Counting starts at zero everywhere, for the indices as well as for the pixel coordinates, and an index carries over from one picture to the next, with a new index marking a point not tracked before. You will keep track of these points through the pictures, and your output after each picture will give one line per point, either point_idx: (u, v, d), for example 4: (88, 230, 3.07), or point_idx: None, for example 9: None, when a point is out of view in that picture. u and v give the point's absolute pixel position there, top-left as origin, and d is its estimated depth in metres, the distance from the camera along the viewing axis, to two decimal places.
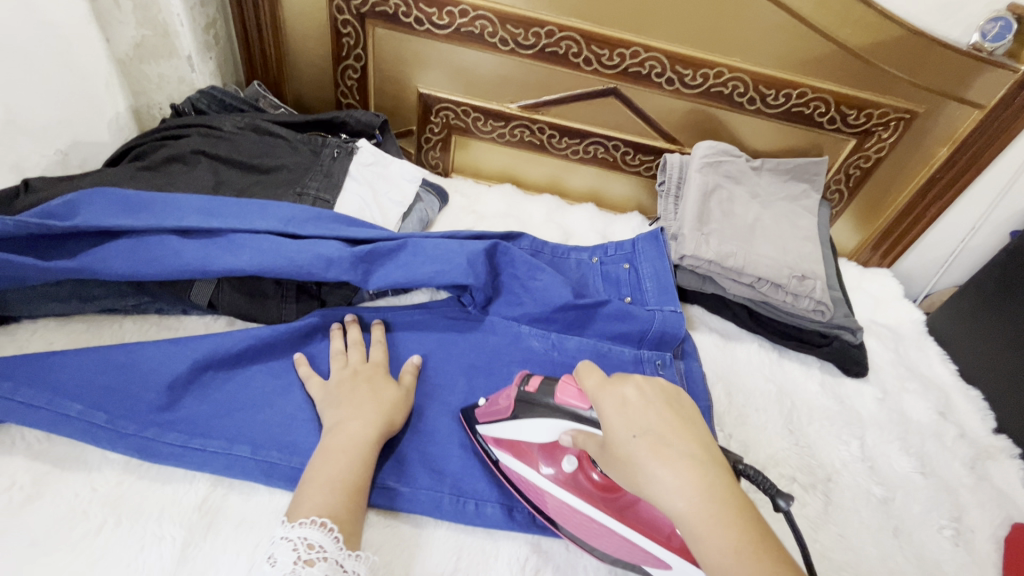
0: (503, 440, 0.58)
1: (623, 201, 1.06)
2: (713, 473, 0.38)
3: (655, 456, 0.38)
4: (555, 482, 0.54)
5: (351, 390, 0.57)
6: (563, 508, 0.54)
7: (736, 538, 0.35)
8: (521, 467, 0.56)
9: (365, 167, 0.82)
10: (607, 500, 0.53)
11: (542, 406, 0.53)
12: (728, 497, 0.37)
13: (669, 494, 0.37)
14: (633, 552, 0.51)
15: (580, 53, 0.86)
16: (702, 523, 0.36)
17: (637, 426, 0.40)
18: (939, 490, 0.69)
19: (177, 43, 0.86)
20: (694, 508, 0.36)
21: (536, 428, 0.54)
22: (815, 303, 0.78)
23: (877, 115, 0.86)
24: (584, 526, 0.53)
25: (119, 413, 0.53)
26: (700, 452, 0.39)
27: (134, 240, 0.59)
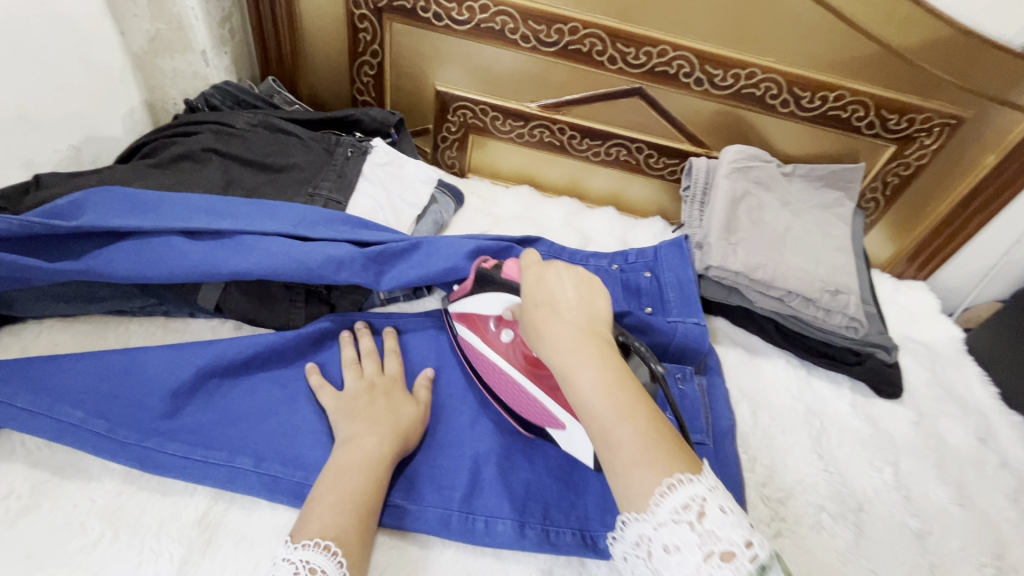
0: (461, 311, 0.65)
1: (645, 205, 1.02)
2: (596, 339, 0.43)
3: (549, 321, 0.44)
4: (491, 347, 0.61)
5: (368, 405, 0.55)
6: (494, 367, 0.60)
7: (604, 381, 0.40)
8: (471, 336, 0.63)
9: (378, 167, 0.79)
10: (533, 369, 0.58)
11: (490, 280, 0.61)
12: (604, 354, 0.42)
13: (549, 346, 0.43)
14: (540, 414, 0.57)
15: (604, 51, 0.82)
16: (571, 364, 0.41)
17: (541, 298, 0.47)
18: (979, 523, 0.65)
19: (191, 37, 0.83)
20: (567, 355, 0.42)
21: (485, 300, 0.61)
22: (848, 319, 0.74)
23: (920, 120, 0.81)
24: (506, 385, 0.60)
25: (119, 421, 0.51)
26: (589, 322, 0.44)
27: (141, 241, 0.57)
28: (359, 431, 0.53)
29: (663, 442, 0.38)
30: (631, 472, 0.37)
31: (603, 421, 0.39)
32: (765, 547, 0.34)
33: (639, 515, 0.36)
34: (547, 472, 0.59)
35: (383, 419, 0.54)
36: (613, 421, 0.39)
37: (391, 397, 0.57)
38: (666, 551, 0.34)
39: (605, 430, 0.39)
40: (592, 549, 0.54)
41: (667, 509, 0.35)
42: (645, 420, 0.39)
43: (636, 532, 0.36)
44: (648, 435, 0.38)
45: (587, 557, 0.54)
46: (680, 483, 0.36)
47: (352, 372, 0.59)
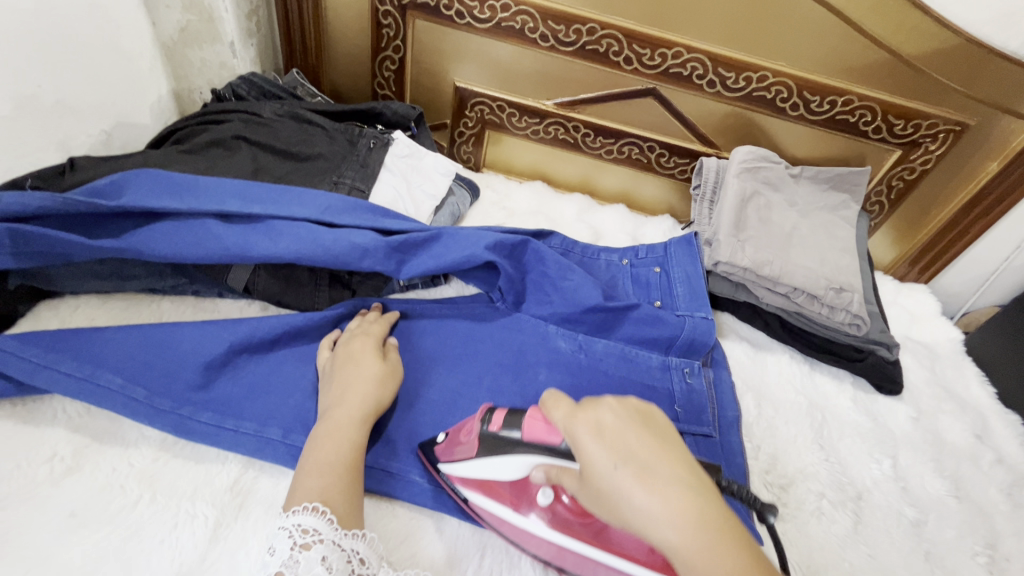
0: (473, 479, 0.53)
1: (654, 203, 1.05)
2: (707, 499, 0.34)
3: (645, 489, 0.34)
4: (530, 516, 0.51)
5: (350, 368, 0.57)
6: (533, 536, 0.51)
7: (742, 568, 0.32)
8: (494, 506, 0.52)
9: (400, 159, 0.82)
10: (586, 527, 0.49)
11: (501, 437, 0.52)
12: (728, 523, 0.33)
13: (658, 525, 0.33)
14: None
15: (621, 52, 0.85)
16: (699, 555, 0.32)
17: (617, 453, 0.36)
18: (973, 515, 0.67)
19: (220, 29, 0.86)
20: (687, 542, 0.32)
21: (505, 467, 0.50)
22: (851, 316, 0.76)
23: (925, 126, 0.83)
24: (560, 553, 0.50)
25: (157, 390, 0.54)
26: (693, 477, 0.35)
27: (178, 222, 0.60)
28: (342, 393, 0.54)
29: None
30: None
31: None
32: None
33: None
34: None
35: (356, 383, 0.55)
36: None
37: (363, 358, 0.58)
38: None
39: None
40: None
41: None
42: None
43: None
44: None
45: None
46: None
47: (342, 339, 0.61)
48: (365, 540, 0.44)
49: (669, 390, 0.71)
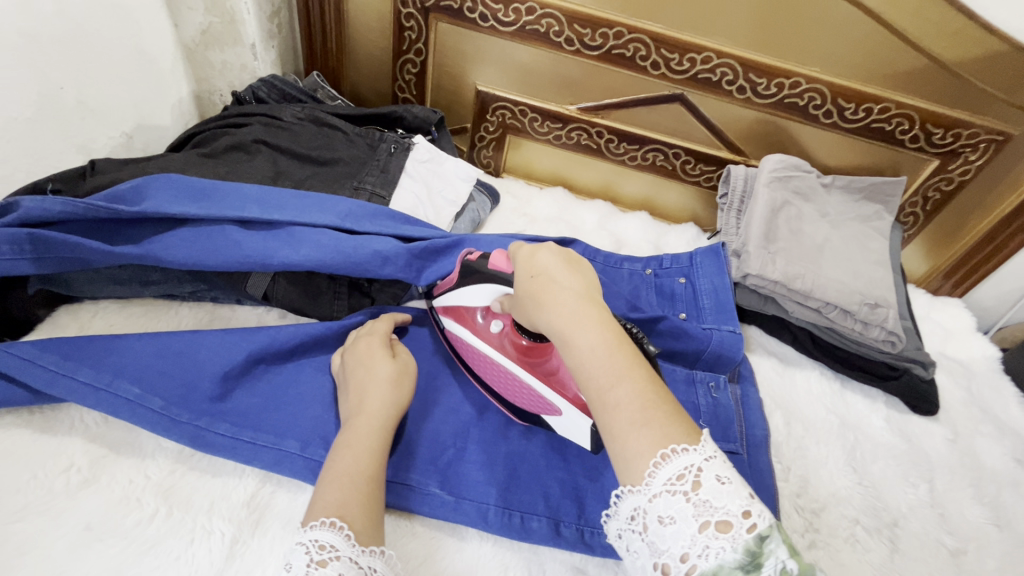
0: (449, 304, 0.64)
1: (677, 211, 1.02)
2: (595, 301, 0.42)
3: (544, 286, 0.43)
4: (480, 339, 0.60)
5: (360, 370, 0.54)
6: (483, 356, 0.61)
7: (604, 344, 0.39)
8: (460, 329, 0.63)
9: (420, 164, 0.80)
10: (524, 359, 0.58)
11: (474, 275, 0.58)
12: (604, 317, 0.41)
13: (548, 311, 0.41)
14: (534, 402, 0.57)
15: (648, 56, 0.82)
16: (569, 327, 0.40)
17: (536, 268, 0.45)
18: (1015, 545, 0.64)
19: (242, 31, 0.85)
20: (566, 320, 0.40)
21: (469, 294, 0.59)
22: (886, 333, 0.73)
23: (966, 136, 0.80)
24: (498, 373, 0.60)
25: (173, 401, 0.53)
26: (588, 288, 0.43)
27: (198, 228, 0.59)
28: (357, 400, 0.52)
29: (660, 403, 0.37)
30: (627, 430, 0.36)
31: (604, 388, 0.38)
32: (764, 515, 0.33)
33: (633, 482, 0.35)
34: (583, 472, 0.59)
35: (368, 386, 0.52)
36: (612, 384, 0.38)
37: (375, 360, 0.55)
38: (661, 522, 0.34)
39: (602, 394, 0.38)
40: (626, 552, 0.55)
41: (661, 480, 0.34)
42: (644, 381, 0.38)
43: (631, 501, 0.36)
44: (646, 397, 0.37)
45: (623, 561, 0.54)
46: (675, 452, 0.35)
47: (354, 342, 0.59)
48: (381, 559, 0.40)
49: (694, 404, 0.68)
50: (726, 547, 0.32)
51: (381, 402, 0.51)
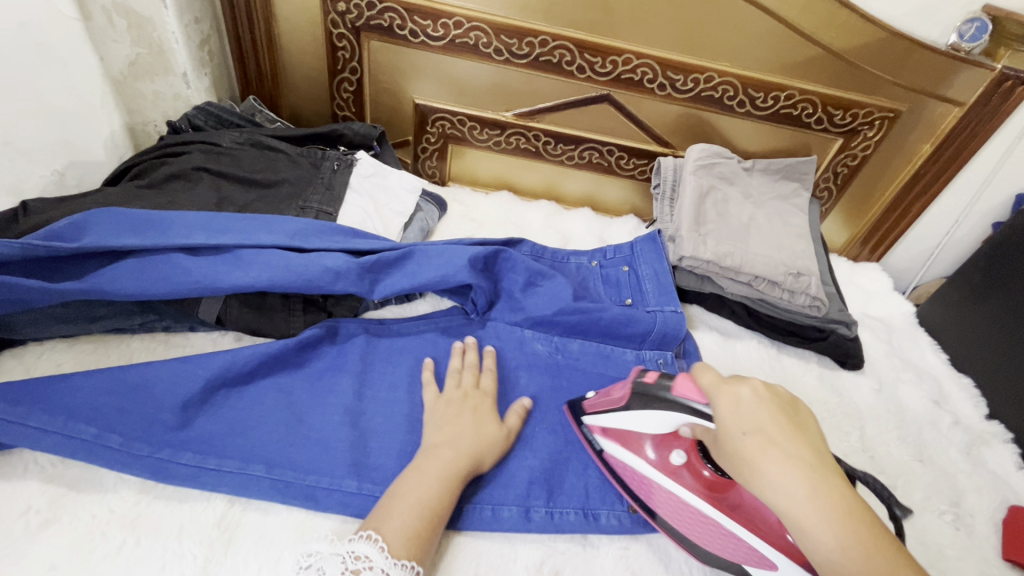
0: (611, 429, 0.61)
1: (618, 204, 1.08)
2: (828, 482, 0.39)
3: (754, 448, 0.41)
4: (665, 471, 0.56)
5: (458, 415, 0.59)
6: (669, 494, 0.55)
7: (851, 542, 0.36)
8: (628, 456, 0.59)
9: (365, 178, 0.83)
10: (719, 499, 0.54)
11: (657, 400, 0.54)
12: (841, 502, 0.38)
13: (783, 496, 0.39)
14: (739, 550, 0.52)
15: (573, 61, 0.88)
16: (808, 522, 0.37)
17: (750, 427, 0.42)
18: (938, 476, 0.71)
19: (173, 60, 0.85)
20: (803, 509, 0.38)
21: (646, 420, 0.56)
22: (810, 299, 0.80)
23: (862, 115, 0.89)
24: (688, 517, 0.55)
25: (133, 435, 0.53)
26: (818, 459, 0.40)
27: (142, 259, 0.59)
28: (453, 436, 0.56)
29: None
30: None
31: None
32: None
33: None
34: (548, 457, 0.62)
35: (467, 435, 0.57)
36: None
37: (483, 418, 0.60)
38: None
39: None
40: (593, 525, 0.58)
41: None
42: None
43: None
44: None
45: (590, 532, 0.57)
46: None
47: (453, 380, 0.64)
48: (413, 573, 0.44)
49: None
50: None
51: (475, 451, 0.56)
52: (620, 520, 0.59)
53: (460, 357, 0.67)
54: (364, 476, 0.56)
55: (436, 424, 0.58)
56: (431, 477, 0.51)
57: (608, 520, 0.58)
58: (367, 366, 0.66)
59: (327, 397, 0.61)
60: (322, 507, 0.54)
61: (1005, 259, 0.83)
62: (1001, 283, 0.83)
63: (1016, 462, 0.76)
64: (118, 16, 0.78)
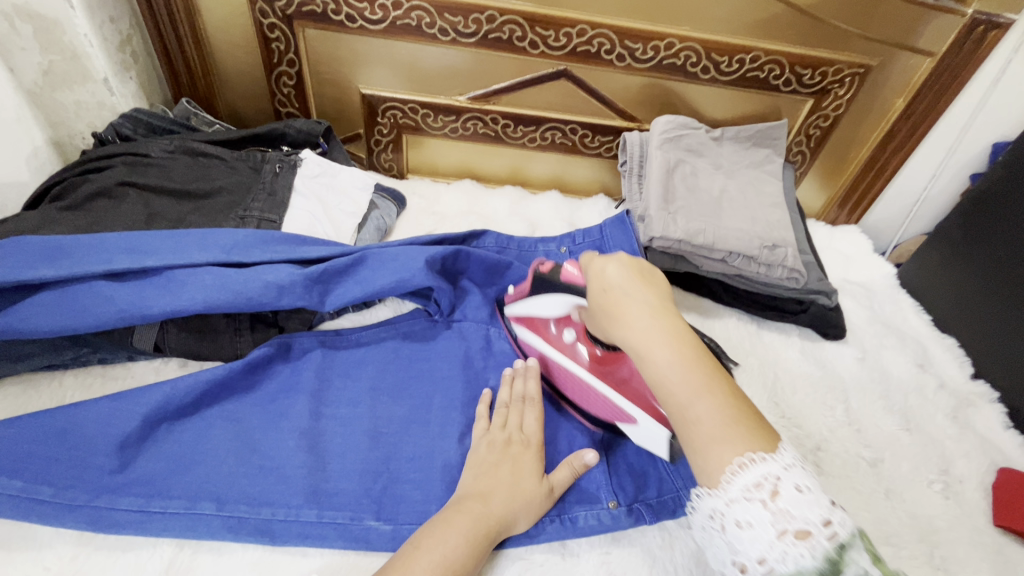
0: (522, 316, 0.65)
1: (587, 184, 1.04)
2: (667, 316, 0.43)
3: (609, 297, 0.45)
4: (557, 348, 0.61)
5: (496, 463, 0.54)
6: (565, 368, 0.61)
7: (681, 358, 0.40)
8: (533, 338, 0.64)
9: (311, 179, 0.77)
10: (602, 371, 0.58)
11: (551, 286, 0.59)
12: (675, 329, 0.42)
13: (625, 326, 0.43)
14: (612, 410, 0.57)
15: (524, 36, 0.82)
16: (645, 344, 0.41)
17: (608, 281, 0.46)
18: (925, 444, 0.69)
19: (90, 65, 0.77)
20: (647, 336, 0.41)
21: (546, 303, 0.60)
22: (788, 271, 0.77)
23: (832, 73, 0.85)
24: (575, 382, 0.60)
25: (65, 484, 0.49)
26: (661, 301, 0.44)
27: (61, 290, 0.54)
28: (487, 488, 0.52)
29: (741, 416, 0.39)
30: (710, 450, 0.38)
31: (683, 402, 0.39)
32: (845, 524, 0.34)
33: (711, 488, 0.37)
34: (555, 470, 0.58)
35: (502, 487, 0.52)
36: (692, 402, 0.39)
37: (525, 469, 0.54)
38: (738, 526, 0.36)
39: (682, 412, 0.39)
40: (571, 529, 0.55)
41: (739, 487, 0.36)
42: (723, 396, 0.39)
43: (708, 505, 0.37)
44: (728, 414, 0.38)
45: (568, 539, 0.54)
46: (752, 462, 0.36)
47: (500, 418, 0.59)
48: None
49: None
50: (805, 554, 0.33)
51: (508, 510, 0.51)
52: (599, 519, 0.56)
53: (508, 388, 0.62)
54: (323, 503, 0.53)
55: (471, 471, 0.54)
56: (457, 533, 0.47)
57: (586, 520, 0.55)
58: (325, 382, 0.62)
59: (283, 420, 0.57)
60: (280, 542, 0.50)
61: (985, 212, 0.80)
62: (982, 234, 0.81)
63: (1003, 422, 0.74)
64: (20, 20, 0.70)
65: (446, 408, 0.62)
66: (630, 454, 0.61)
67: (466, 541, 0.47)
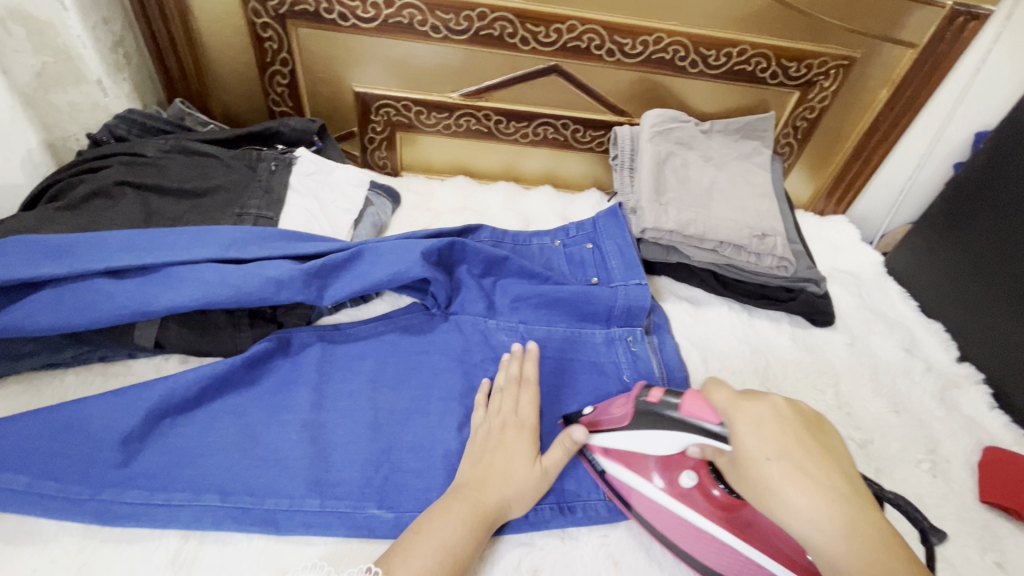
0: (615, 453, 0.55)
1: (580, 178, 1.05)
2: (863, 512, 0.35)
3: (790, 492, 0.36)
4: (671, 496, 0.52)
5: (491, 448, 0.55)
6: (682, 521, 0.51)
7: None
8: (631, 478, 0.54)
9: (306, 177, 0.78)
10: (732, 520, 0.49)
11: (665, 421, 0.49)
12: (884, 540, 0.34)
13: (810, 528, 0.35)
14: (754, 574, 0.48)
15: (515, 33, 0.83)
16: (847, 565, 0.34)
17: (773, 457, 0.37)
18: (913, 426, 0.71)
19: (84, 66, 0.78)
20: (841, 551, 0.34)
21: (651, 442, 0.51)
22: (778, 259, 0.79)
23: (817, 65, 0.87)
24: (698, 538, 0.50)
25: (70, 479, 0.49)
26: (852, 490, 0.36)
27: (61, 288, 0.55)
28: (484, 475, 0.53)
29: None
30: None
31: None
32: None
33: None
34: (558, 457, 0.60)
35: (497, 475, 0.53)
36: None
37: (518, 454, 0.55)
38: None
39: None
40: (569, 517, 0.56)
41: None
42: None
43: None
44: None
45: (567, 524, 0.56)
46: None
47: (494, 404, 0.60)
48: None
49: (616, 363, 0.70)
50: None
51: (503, 495, 0.52)
52: (597, 511, 0.57)
53: (504, 372, 0.63)
54: (326, 492, 0.53)
55: (469, 458, 0.55)
56: (455, 518, 0.48)
57: (585, 511, 0.57)
58: (324, 375, 0.63)
59: (285, 412, 0.58)
60: (284, 531, 0.51)
61: (969, 200, 0.82)
62: (965, 221, 0.83)
63: (988, 403, 0.76)
64: (14, 23, 0.69)
65: (446, 399, 0.63)
66: None
67: (463, 524, 0.48)
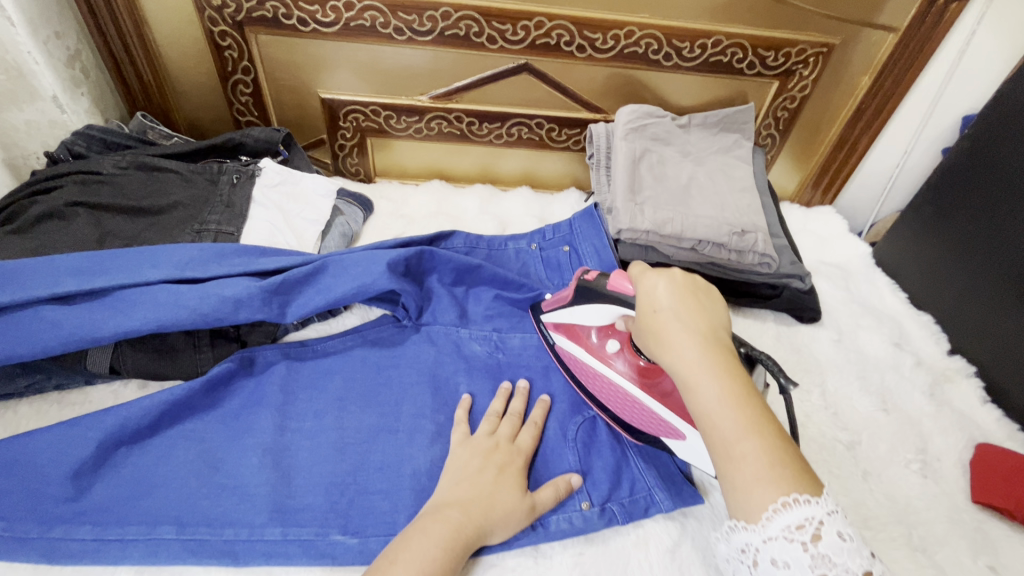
0: (561, 323, 0.64)
1: (559, 178, 1.03)
2: (717, 348, 0.42)
3: (660, 320, 0.45)
4: (597, 357, 0.61)
5: (479, 471, 0.53)
6: (606, 378, 0.60)
7: (728, 395, 0.39)
8: (572, 345, 0.63)
9: (271, 188, 0.76)
10: (648, 382, 0.57)
11: (597, 292, 0.57)
12: (730, 366, 0.41)
13: (672, 351, 0.43)
14: (656, 424, 0.56)
15: (481, 32, 0.81)
16: (693, 374, 0.41)
17: (657, 303, 0.46)
18: (902, 424, 0.69)
19: (37, 83, 0.75)
20: (694, 368, 0.41)
21: (590, 313, 0.59)
22: (759, 256, 0.77)
23: (795, 53, 0.84)
24: (616, 393, 0.59)
25: (17, 517, 0.48)
26: (712, 334, 0.43)
27: (4, 318, 0.53)
28: (467, 498, 0.51)
29: (788, 461, 0.37)
30: (751, 495, 0.36)
31: (727, 435, 0.38)
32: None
33: (750, 524, 0.36)
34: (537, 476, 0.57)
35: (484, 501, 0.50)
36: (738, 438, 0.38)
37: (507, 483, 0.53)
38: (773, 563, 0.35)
39: (725, 446, 0.38)
40: (542, 533, 0.54)
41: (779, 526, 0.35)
42: (774, 439, 0.38)
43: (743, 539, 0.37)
44: (776, 460, 0.37)
45: (541, 543, 0.53)
46: (796, 502, 0.35)
47: (489, 426, 0.58)
48: None
49: None
50: None
51: (487, 519, 0.49)
52: (571, 523, 0.55)
53: (503, 401, 0.61)
54: (288, 520, 0.52)
55: (448, 480, 0.53)
56: (433, 542, 0.46)
57: (558, 525, 0.54)
58: (288, 395, 0.61)
59: (246, 436, 0.56)
60: (243, 562, 0.49)
61: (955, 185, 0.80)
62: (952, 209, 0.80)
63: (980, 397, 0.74)
64: None
65: (415, 415, 0.60)
66: (604, 452, 0.60)
67: (443, 552, 0.46)
